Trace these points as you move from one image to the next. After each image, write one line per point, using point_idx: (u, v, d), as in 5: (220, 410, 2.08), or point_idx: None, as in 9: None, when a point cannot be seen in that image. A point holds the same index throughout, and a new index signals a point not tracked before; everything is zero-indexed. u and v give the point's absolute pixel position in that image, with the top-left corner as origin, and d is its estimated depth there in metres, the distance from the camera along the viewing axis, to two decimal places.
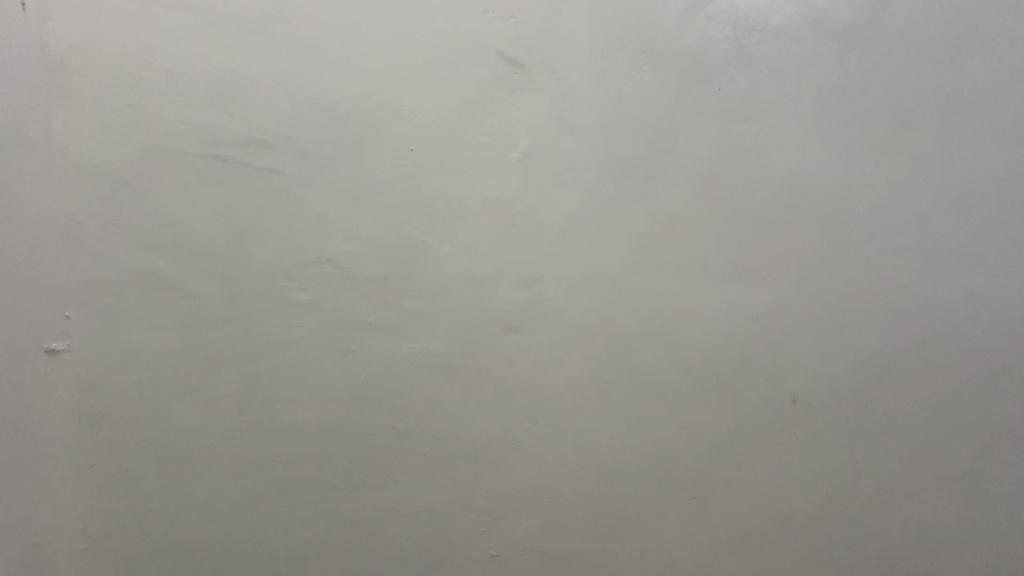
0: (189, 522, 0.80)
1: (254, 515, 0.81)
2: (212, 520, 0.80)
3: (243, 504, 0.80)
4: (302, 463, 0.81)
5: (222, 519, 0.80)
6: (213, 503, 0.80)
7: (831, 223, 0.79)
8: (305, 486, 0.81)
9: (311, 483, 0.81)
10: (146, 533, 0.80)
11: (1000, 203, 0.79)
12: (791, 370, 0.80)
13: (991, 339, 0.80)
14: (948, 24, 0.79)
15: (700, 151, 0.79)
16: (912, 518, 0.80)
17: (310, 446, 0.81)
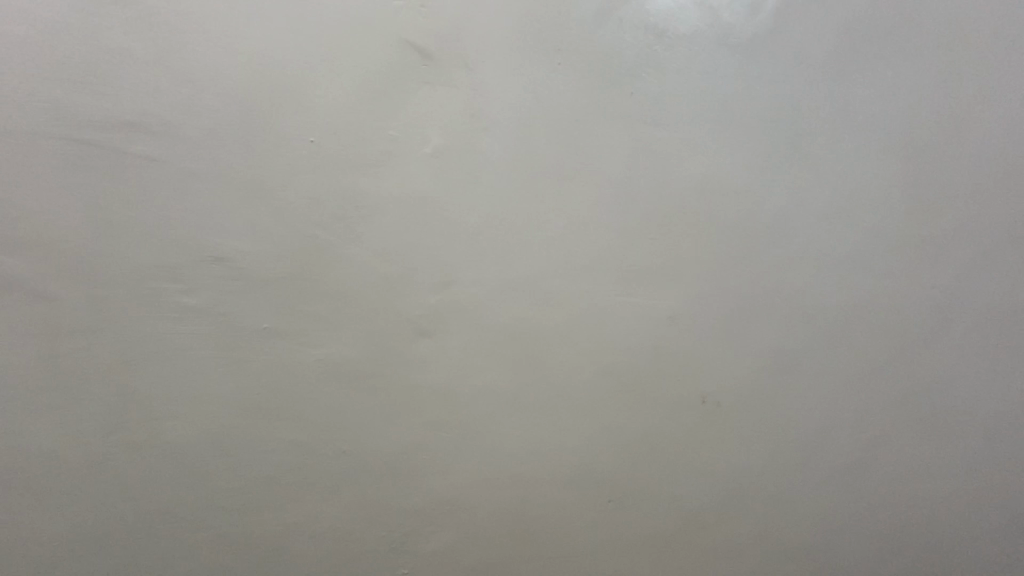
0: (61, 548, 0.73)
1: (135, 542, 0.73)
2: (87, 547, 0.73)
3: (123, 530, 0.73)
4: (191, 484, 0.73)
5: (100, 546, 0.73)
6: (87, 529, 0.72)
7: (738, 227, 0.82)
8: (196, 510, 0.74)
9: (201, 505, 0.74)
10: (10, 562, 0.72)
11: (887, 212, 0.84)
12: (700, 372, 0.82)
13: (879, 340, 0.85)
14: (844, 39, 0.82)
15: (613, 156, 0.79)
16: (809, 509, 0.86)
17: (199, 465, 0.73)
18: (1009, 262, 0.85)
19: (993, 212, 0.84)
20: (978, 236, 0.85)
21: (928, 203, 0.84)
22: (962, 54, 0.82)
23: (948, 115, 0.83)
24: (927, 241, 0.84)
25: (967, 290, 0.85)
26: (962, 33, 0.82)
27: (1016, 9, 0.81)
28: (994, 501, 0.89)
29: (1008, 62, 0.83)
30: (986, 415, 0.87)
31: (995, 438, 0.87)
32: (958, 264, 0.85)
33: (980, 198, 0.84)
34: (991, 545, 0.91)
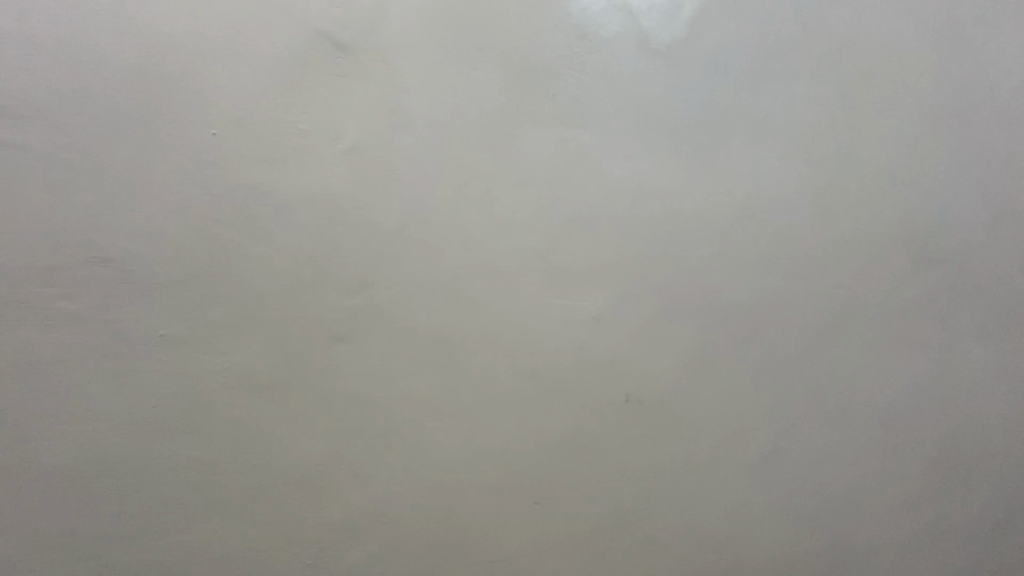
0: None
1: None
2: None
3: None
4: (74, 508, 0.67)
5: None
6: None
7: (659, 229, 0.84)
8: (79, 538, 0.68)
9: (87, 533, 0.68)
10: None
11: (794, 215, 0.89)
12: (624, 371, 0.83)
13: (789, 337, 0.89)
14: (752, 50, 0.86)
15: (536, 156, 0.79)
16: (728, 501, 0.89)
17: (83, 488, 0.67)
18: (901, 262, 0.92)
19: (886, 216, 0.91)
20: (874, 239, 0.91)
21: (829, 207, 0.90)
22: (854, 70, 0.89)
23: (845, 126, 0.89)
24: (829, 243, 0.90)
25: (866, 289, 0.91)
26: (854, 51, 0.89)
27: (894, 32, 0.90)
28: (897, 489, 0.95)
29: (893, 79, 0.90)
30: (884, 407, 0.93)
31: (893, 428, 0.94)
32: (858, 266, 0.91)
33: (876, 203, 0.90)
34: (900, 536, 0.95)
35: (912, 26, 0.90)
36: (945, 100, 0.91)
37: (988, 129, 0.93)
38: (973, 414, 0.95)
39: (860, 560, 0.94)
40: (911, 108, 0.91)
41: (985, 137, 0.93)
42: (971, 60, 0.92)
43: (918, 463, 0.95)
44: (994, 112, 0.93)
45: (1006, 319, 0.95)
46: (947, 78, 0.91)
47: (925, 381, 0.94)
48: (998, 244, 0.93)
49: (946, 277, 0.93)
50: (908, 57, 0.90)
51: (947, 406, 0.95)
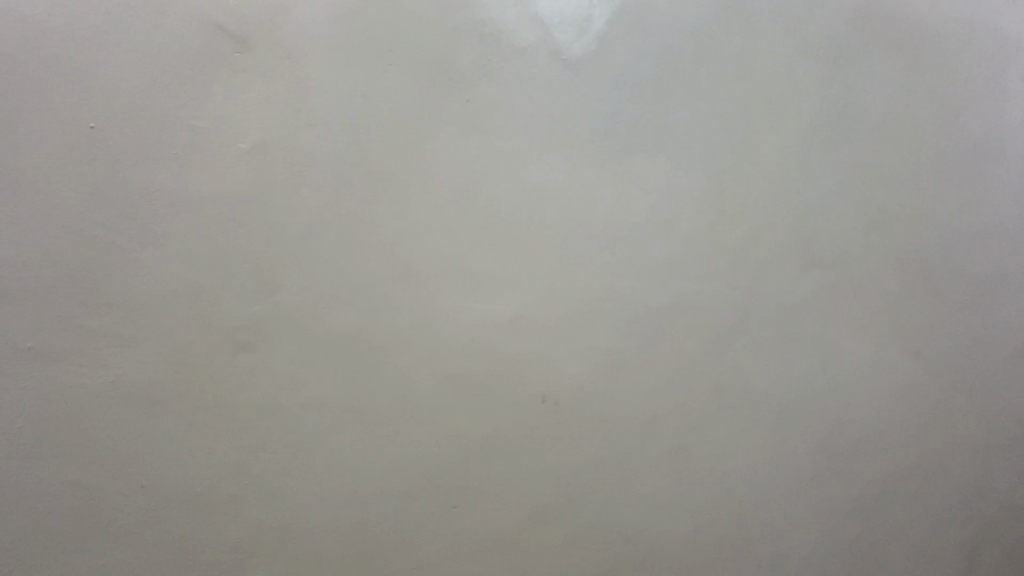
0: None
1: None
2: None
3: None
4: None
5: None
6: None
7: (575, 233, 0.87)
8: None
9: None
10: None
11: (693, 222, 0.96)
12: (540, 372, 0.85)
13: (691, 334, 0.96)
14: (651, 67, 0.93)
15: (450, 159, 0.80)
16: (642, 494, 0.93)
17: None
18: (776, 265, 1.04)
19: (762, 224, 1.03)
20: (755, 244, 1.02)
21: (720, 215, 0.99)
22: (733, 93, 1.00)
23: (727, 142, 1.00)
24: (721, 248, 0.99)
25: (751, 289, 1.02)
26: (732, 77, 1.00)
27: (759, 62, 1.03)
28: (784, 471, 1.05)
29: (763, 103, 1.03)
30: (769, 396, 1.04)
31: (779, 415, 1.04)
32: (744, 268, 1.01)
33: (754, 212, 1.02)
34: (787, 514, 1.05)
35: (773, 58, 1.04)
36: (803, 125, 1.07)
37: (834, 151, 1.10)
38: (836, 398, 1.10)
39: (754, 540, 1.03)
40: (776, 130, 1.04)
41: (834, 159, 1.09)
42: (819, 91, 1.08)
43: (800, 445, 1.06)
44: (840, 138, 1.10)
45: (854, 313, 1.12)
46: (802, 108, 1.07)
47: (798, 370, 1.06)
48: (845, 249, 1.10)
49: (808, 277, 1.07)
50: (773, 86, 1.04)
51: (816, 392, 1.08)
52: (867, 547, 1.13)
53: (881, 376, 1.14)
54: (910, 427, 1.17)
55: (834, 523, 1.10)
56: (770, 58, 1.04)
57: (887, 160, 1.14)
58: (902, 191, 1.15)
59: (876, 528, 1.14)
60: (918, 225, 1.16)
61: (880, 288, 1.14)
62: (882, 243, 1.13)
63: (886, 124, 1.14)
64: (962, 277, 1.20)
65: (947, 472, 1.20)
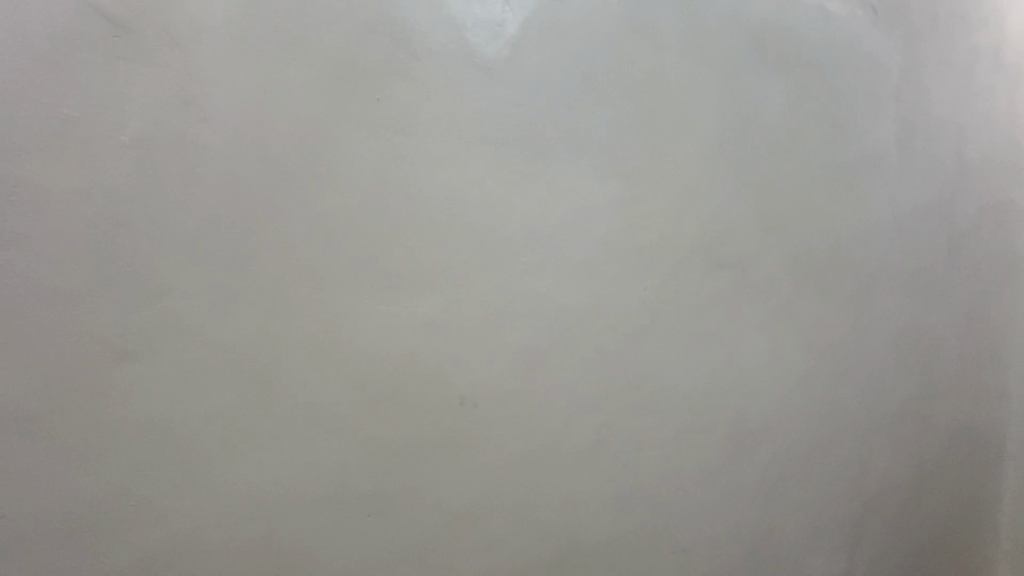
0: None
1: None
2: None
3: None
4: None
5: None
6: None
7: (491, 236, 0.90)
8: None
9: None
10: None
11: (602, 226, 1.02)
12: (456, 375, 0.87)
13: (598, 333, 1.03)
14: (564, 74, 0.96)
15: (361, 159, 0.79)
16: (557, 491, 0.99)
17: None
18: (677, 267, 1.14)
19: (667, 229, 1.12)
20: (658, 248, 1.10)
21: (629, 220, 1.06)
22: (641, 103, 1.06)
23: (635, 149, 1.06)
24: (628, 252, 1.06)
25: (654, 290, 1.10)
26: (641, 87, 1.06)
27: (663, 73, 1.09)
28: (683, 454, 1.17)
29: (666, 114, 1.10)
30: (670, 387, 1.14)
31: (676, 407, 1.15)
32: (651, 269, 1.09)
33: (660, 217, 1.10)
34: (687, 498, 1.18)
35: (676, 71, 1.11)
36: (700, 137, 1.16)
37: (725, 163, 1.21)
38: (724, 386, 1.24)
39: (660, 519, 1.14)
40: (678, 140, 1.12)
41: (726, 169, 1.21)
42: (713, 105, 1.18)
43: (695, 434, 1.19)
44: (730, 151, 1.21)
45: (741, 309, 1.26)
46: (702, 120, 1.16)
47: (692, 364, 1.17)
48: (732, 254, 1.23)
49: (703, 276, 1.18)
50: (676, 98, 1.12)
51: (709, 384, 1.20)
52: (750, 518, 1.30)
53: (759, 366, 1.30)
54: (782, 408, 1.35)
55: (727, 498, 1.25)
56: (673, 69, 1.11)
57: (767, 175, 1.29)
58: (778, 200, 1.31)
59: (757, 502, 1.31)
60: (788, 231, 1.34)
61: (761, 286, 1.29)
62: (762, 246, 1.29)
63: (767, 140, 1.28)
64: (820, 277, 1.40)
65: (809, 448, 1.42)
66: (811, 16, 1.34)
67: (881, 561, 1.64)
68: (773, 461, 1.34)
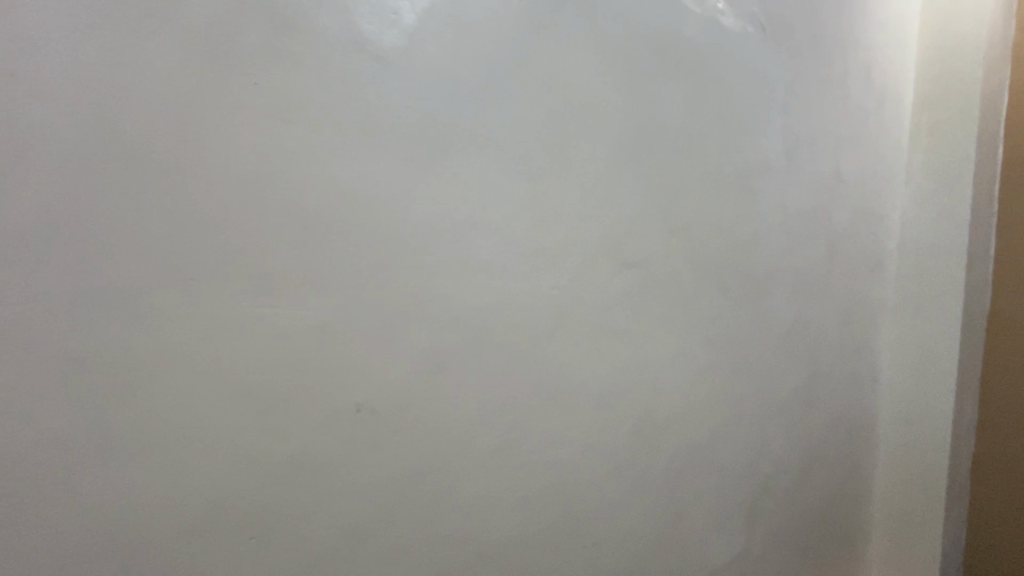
0: None
1: None
2: None
3: None
4: None
5: None
6: None
7: (391, 234, 0.88)
8: None
9: None
10: None
11: (508, 225, 1.03)
12: (353, 382, 0.85)
13: (506, 331, 1.03)
14: (465, 67, 0.95)
15: (239, 148, 0.75)
16: (463, 493, 0.99)
17: None
18: (586, 265, 1.16)
19: (574, 229, 1.13)
20: (566, 247, 1.12)
21: (536, 219, 1.07)
22: (546, 101, 1.07)
23: (542, 147, 1.07)
24: (536, 250, 1.07)
25: (563, 287, 1.12)
26: (547, 85, 1.07)
27: (569, 71, 1.11)
28: (591, 450, 1.20)
29: (573, 113, 1.12)
30: (578, 384, 1.16)
31: (584, 402, 1.18)
32: (560, 269, 1.11)
33: (567, 218, 1.12)
34: (595, 492, 1.22)
35: (582, 70, 1.13)
36: (606, 137, 1.19)
37: (631, 163, 1.25)
38: (632, 380, 1.28)
39: (570, 513, 1.17)
40: (585, 139, 1.15)
41: (631, 172, 1.25)
42: (619, 106, 1.21)
43: (604, 428, 1.22)
44: (635, 153, 1.26)
45: (647, 307, 1.30)
46: (607, 123, 1.19)
47: (601, 359, 1.21)
48: (639, 253, 1.27)
49: (610, 275, 1.21)
50: (582, 99, 1.14)
51: (616, 379, 1.24)
52: (657, 506, 1.36)
53: (665, 360, 1.36)
54: (686, 400, 1.42)
55: (634, 490, 1.30)
56: (578, 72, 1.12)
57: (669, 178, 1.34)
58: (681, 201, 1.37)
59: (663, 491, 1.38)
60: (690, 232, 1.40)
61: (667, 283, 1.34)
62: (667, 247, 1.34)
63: (669, 144, 1.34)
64: (719, 274, 1.49)
65: (711, 436, 1.50)
66: (707, 27, 1.41)
67: (775, 537, 1.78)
68: (678, 452, 1.41)
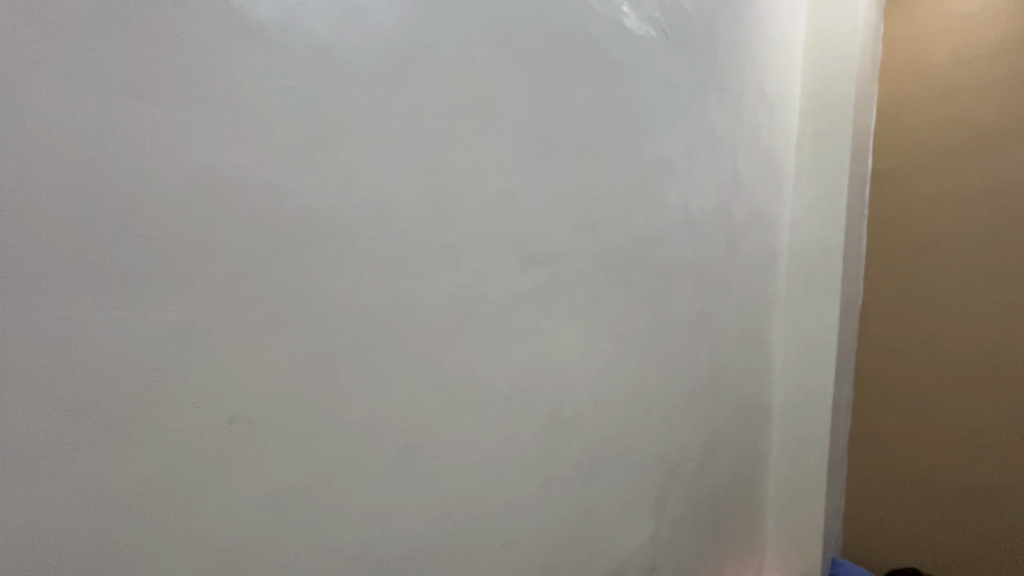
0: None
1: None
2: None
3: None
4: None
5: None
6: None
7: (272, 228, 0.80)
8: None
9: None
10: None
11: (407, 220, 0.98)
12: (224, 392, 0.76)
13: (404, 331, 0.99)
14: (355, 51, 0.89)
15: (81, 124, 0.63)
16: (358, 504, 0.94)
17: None
18: (490, 262, 1.14)
19: (478, 225, 1.11)
20: (469, 243, 1.09)
21: (437, 214, 1.03)
22: (445, 92, 1.03)
23: (442, 140, 1.03)
24: (437, 247, 1.03)
25: (465, 285, 1.09)
26: (446, 76, 1.03)
27: (469, 63, 1.08)
28: (498, 450, 1.18)
29: (473, 106, 1.09)
30: (483, 384, 1.14)
31: (489, 402, 1.16)
32: (462, 266, 1.08)
33: (470, 213, 1.09)
34: (501, 492, 1.20)
35: (484, 62, 1.11)
36: (510, 132, 1.17)
37: (536, 159, 1.24)
38: (540, 377, 1.27)
39: (476, 513, 1.15)
40: (488, 133, 1.12)
41: (538, 168, 1.24)
42: (522, 101, 1.20)
43: (511, 428, 1.21)
44: (541, 149, 1.25)
45: (555, 304, 1.31)
46: (511, 118, 1.17)
47: (506, 357, 1.19)
48: (546, 249, 1.27)
49: (517, 272, 1.20)
50: (484, 92, 1.11)
51: (523, 378, 1.23)
52: (567, 502, 1.37)
53: (572, 356, 1.36)
54: (594, 395, 1.44)
55: (544, 487, 1.30)
56: (480, 64, 1.10)
57: (575, 175, 1.35)
58: (587, 198, 1.39)
59: (573, 486, 1.39)
60: (596, 229, 1.42)
61: (574, 280, 1.35)
62: (574, 244, 1.35)
63: (574, 142, 1.34)
64: (625, 271, 1.52)
65: (619, 429, 1.53)
66: (611, 28, 1.43)
67: (681, 522, 1.86)
68: (588, 447, 1.43)
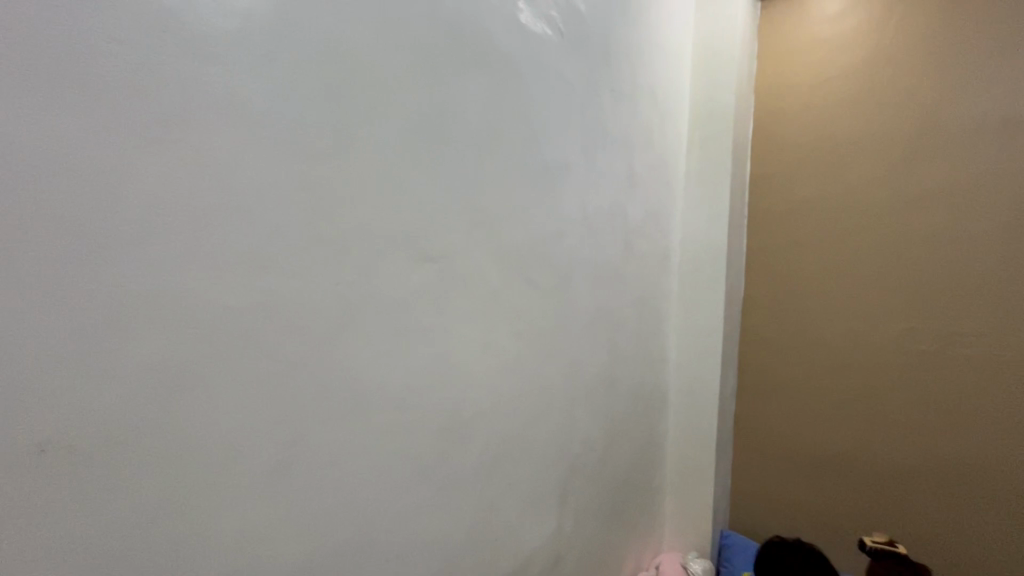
0: None
1: None
2: None
3: None
4: None
5: None
6: None
7: (97, 220, 0.70)
8: None
9: None
10: None
11: (277, 211, 0.89)
12: (28, 416, 0.65)
13: (277, 334, 0.90)
14: (209, 22, 0.80)
15: None
16: (222, 529, 0.84)
17: None
18: (378, 257, 1.07)
19: (363, 218, 1.03)
20: (354, 237, 1.01)
21: (316, 205, 0.94)
22: (323, 73, 0.95)
23: (320, 124, 0.95)
24: (316, 241, 0.95)
25: (351, 282, 1.01)
26: (323, 55, 0.95)
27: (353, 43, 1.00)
28: (390, 457, 1.12)
29: (358, 90, 1.01)
30: (371, 388, 1.07)
31: (380, 406, 1.09)
32: (346, 262, 1.00)
33: (355, 205, 1.01)
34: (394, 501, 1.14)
35: (369, 44, 1.03)
36: (400, 119, 1.10)
37: (430, 149, 1.18)
38: (436, 377, 1.22)
39: (367, 524, 1.08)
40: (375, 119, 1.05)
41: (430, 160, 1.19)
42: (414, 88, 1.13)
43: (405, 432, 1.15)
44: (433, 139, 1.19)
45: (450, 301, 1.26)
46: (401, 105, 1.10)
47: (399, 358, 1.12)
48: (440, 244, 1.22)
49: (408, 268, 1.14)
50: (369, 76, 1.03)
51: (417, 379, 1.17)
52: (466, 503, 1.34)
53: (470, 355, 1.33)
54: (494, 393, 1.41)
55: (441, 490, 1.26)
56: (364, 46, 1.02)
57: (471, 168, 1.31)
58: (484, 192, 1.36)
59: (473, 488, 1.35)
60: (493, 224, 1.39)
61: (471, 275, 1.32)
62: (469, 239, 1.31)
63: (469, 136, 1.30)
64: (524, 267, 1.51)
65: (520, 426, 1.52)
66: (506, 21, 1.41)
67: (584, 513, 1.89)
68: (489, 445, 1.40)
